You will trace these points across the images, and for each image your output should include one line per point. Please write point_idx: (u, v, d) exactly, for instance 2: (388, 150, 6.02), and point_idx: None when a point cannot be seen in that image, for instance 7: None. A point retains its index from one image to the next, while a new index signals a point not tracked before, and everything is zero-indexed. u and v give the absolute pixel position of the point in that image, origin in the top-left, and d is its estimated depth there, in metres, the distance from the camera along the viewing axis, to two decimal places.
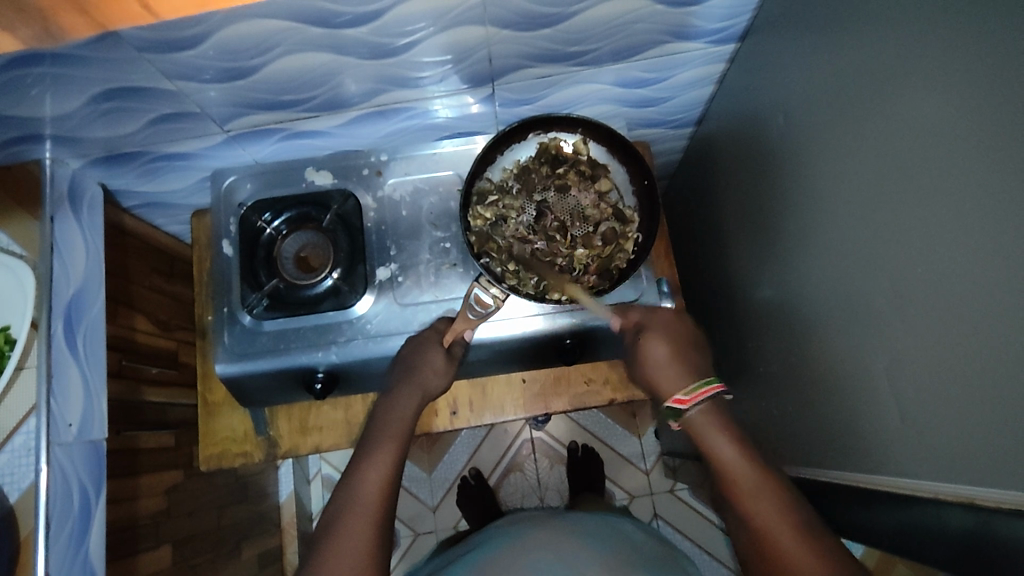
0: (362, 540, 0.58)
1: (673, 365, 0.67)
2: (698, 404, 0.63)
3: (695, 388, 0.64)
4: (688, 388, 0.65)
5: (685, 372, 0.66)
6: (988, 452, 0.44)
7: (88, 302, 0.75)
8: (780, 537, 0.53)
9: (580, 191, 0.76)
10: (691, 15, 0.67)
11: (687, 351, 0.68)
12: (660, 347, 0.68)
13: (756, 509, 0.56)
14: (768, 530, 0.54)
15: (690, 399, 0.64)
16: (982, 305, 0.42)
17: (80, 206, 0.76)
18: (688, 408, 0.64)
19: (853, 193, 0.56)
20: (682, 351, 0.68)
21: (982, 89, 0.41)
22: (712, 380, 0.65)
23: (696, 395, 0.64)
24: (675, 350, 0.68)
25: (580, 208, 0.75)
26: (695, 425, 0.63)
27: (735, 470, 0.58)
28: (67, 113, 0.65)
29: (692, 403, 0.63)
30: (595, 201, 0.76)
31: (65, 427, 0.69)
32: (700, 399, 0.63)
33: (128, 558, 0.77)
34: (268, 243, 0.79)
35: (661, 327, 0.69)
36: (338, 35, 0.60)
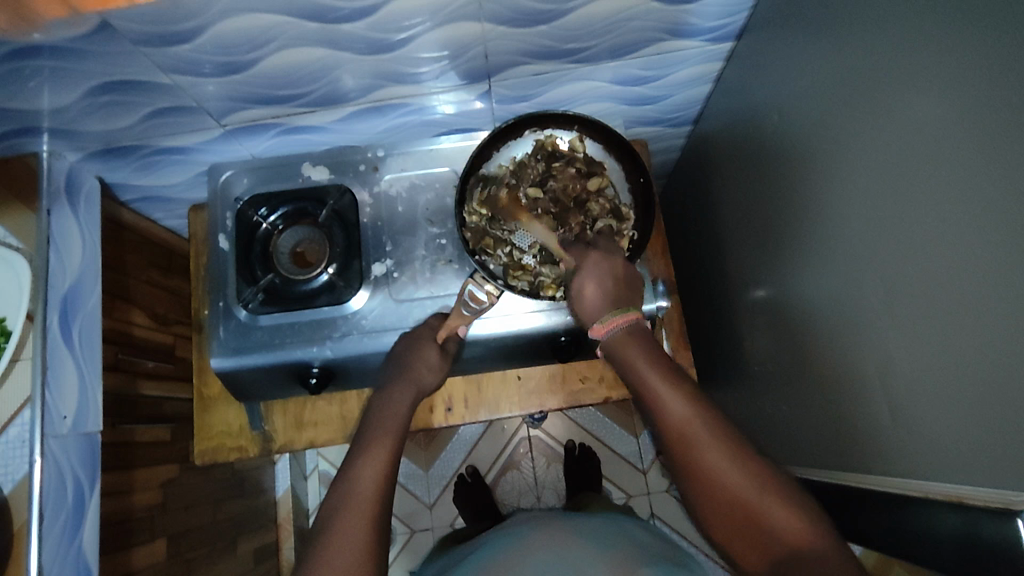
0: (359, 537, 0.56)
1: (602, 298, 0.64)
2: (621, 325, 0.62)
3: (607, 317, 0.62)
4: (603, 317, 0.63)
5: (603, 301, 0.64)
6: (980, 452, 0.44)
7: (84, 295, 0.76)
8: (748, 492, 0.50)
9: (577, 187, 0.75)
10: (688, 12, 0.67)
11: (611, 286, 0.65)
12: (591, 284, 0.65)
13: (714, 463, 0.51)
14: (699, 456, 0.52)
15: (605, 328, 0.62)
16: (973, 305, 0.42)
17: (77, 199, 0.77)
18: (604, 336, 0.62)
19: (847, 191, 0.56)
20: (615, 286, 0.65)
21: (977, 87, 0.41)
22: (627, 308, 0.63)
23: (608, 323, 0.62)
24: (605, 287, 0.64)
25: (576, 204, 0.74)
26: (614, 349, 0.61)
27: (686, 425, 0.53)
28: (64, 105, 0.65)
29: (609, 330, 0.62)
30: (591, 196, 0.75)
31: (59, 419, 0.69)
32: (620, 323, 0.62)
33: (123, 552, 0.77)
34: (263, 238, 0.79)
35: (591, 265, 0.66)
36: (334, 30, 0.60)
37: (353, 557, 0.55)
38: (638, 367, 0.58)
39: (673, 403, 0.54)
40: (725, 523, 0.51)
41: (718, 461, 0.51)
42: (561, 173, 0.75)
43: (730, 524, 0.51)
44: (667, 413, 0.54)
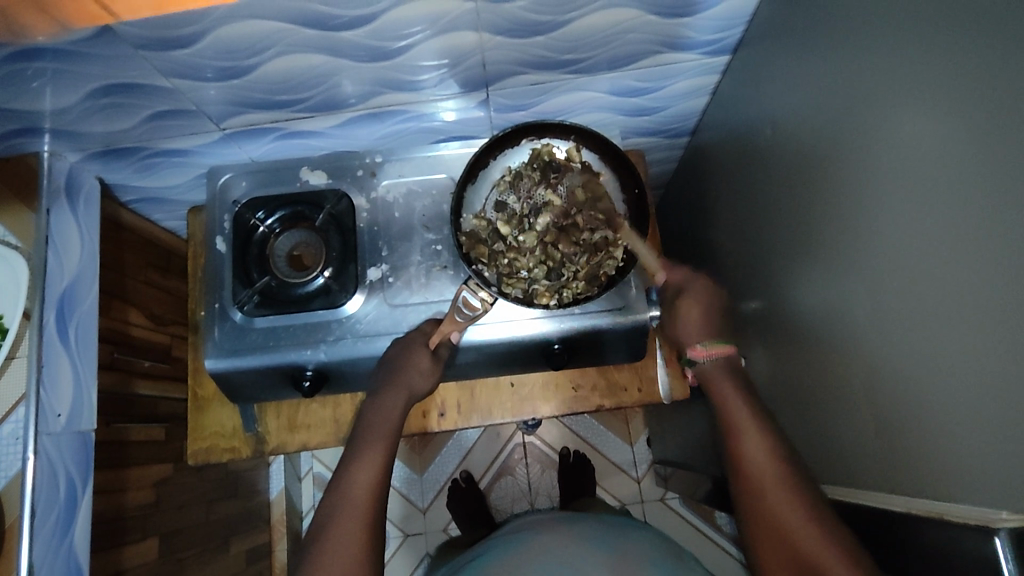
0: (354, 542, 0.59)
1: (701, 326, 0.68)
2: (711, 358, 0.66)
3: (709, 343, 0.67)
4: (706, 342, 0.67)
5: (707, 328, 0.68)
6: (964, 469, 0.44)
7: (82, 294, 0.76)
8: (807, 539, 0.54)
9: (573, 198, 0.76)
10: (684, 26, 0.67)
11: (715, 314, 0.68)
12: (694, 311, 0.68)
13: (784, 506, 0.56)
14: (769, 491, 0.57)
15: (707, 352, 0.66)
16: (962, 322, 0.43)
17: (77, 199, 0.77)
18: (703, 359, 0.66)
19: (839, 207, 0.57)
20: (713, 315, 0.68)
21: (963, 109, 0.42)
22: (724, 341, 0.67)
23: (711, 350, 0.66)
24: (708, 316, 0.68)
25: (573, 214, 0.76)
26: (707, 377, 0.66)
27: (763, 469, 0.58)
28: (66, 107, 0.66)
29: (706, 356, 0.66)
30: (583, 207, 0.76)
31: (53, 418, 0.70)
32: (716, 354, 0.66)
33: (114, 550, 0.78)
34: (260, 242, 0.80)
35: (693, 288, 0.69)
36: (334, 37, 0.61)
37: (350, 560, 0.58)
38: (721, 398, 0.64)
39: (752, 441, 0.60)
40: (775, 554, 0.55)
41: (798, 516, 0.55)
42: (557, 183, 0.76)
43: (792, 569, 0.54)
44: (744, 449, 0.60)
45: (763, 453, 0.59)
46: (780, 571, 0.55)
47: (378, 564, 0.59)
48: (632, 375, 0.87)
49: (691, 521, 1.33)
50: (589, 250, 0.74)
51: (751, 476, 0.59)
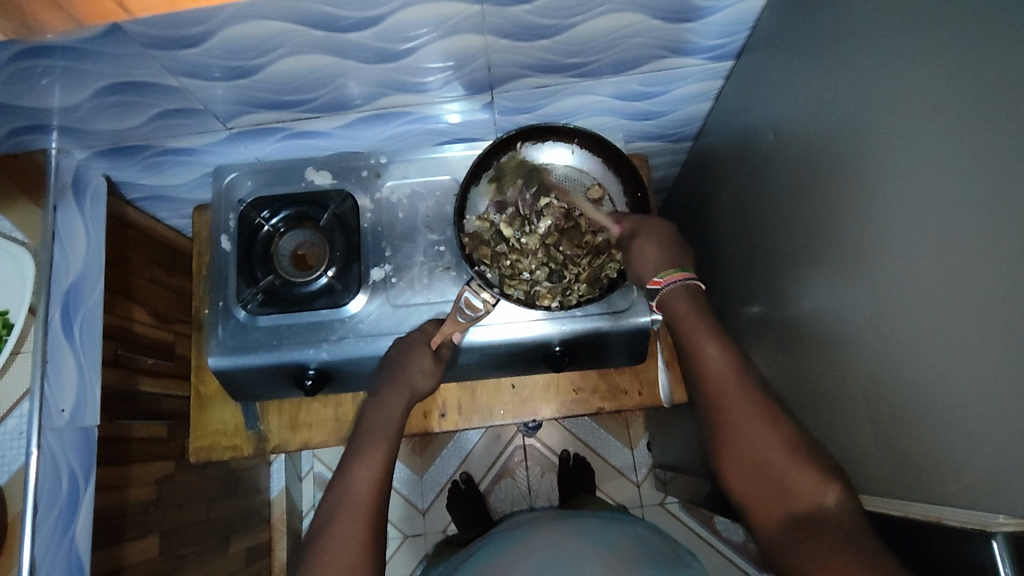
0: (356, 539, 0.59)
1: (660, 258, 0.69)
2: (669, 286, 0.67)
3: (666, 272, 0.68)
4: (662, 270, 0.68)
5: (664, 257, 0.69)
6: (961, 477, 0.44)
7: (86, 290, 0.76)
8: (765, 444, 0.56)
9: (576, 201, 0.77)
10: (688, 31, 0.68)
11: (673, 246, 0.69)
12: (649, 248, 0.69)
13: (743, 415, 0.58)
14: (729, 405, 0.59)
15: (664, 280, 0.67)
16: (960, 326, 0.43)
17: (83, 196, 0.78)
18: (662, 288, 0.67)
19: (839, 211, 0.57)
20: (670, 248, 0.69)
21: (962, 116, 0.42)
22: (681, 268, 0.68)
23: (668, 279, 0.67)
24: (663, 249, 0.69)
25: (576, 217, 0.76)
26: (667, 302, 0.67)
27: (725, 384, 0.60)
28: (74, 104, 0.67)
29: (664, 284, 0.67)
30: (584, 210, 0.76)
31: (57, 413, 0.70)
32: (673, 281, 0.67)
33: (114, 546, 0.78)
34: (265, 240, 0.80)
35: (649, 229, 0.70)
36: (340, 39, 0.61)
37: (352, 556, 0.58)
38: (681, 317, 0.65)
39: (712, 358, 0.62)
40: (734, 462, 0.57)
41: (753, 420, 0.57)
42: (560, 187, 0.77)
43: (752, 474, 0.56)
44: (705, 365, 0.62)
45: (719, 365, 0.61)
46: (740, 475, 0.57)
47: (380, 561, 0.60)
48: (632, 378, 0.88)
49: (690, 526, 1.33)
50: (588, 250, 0.75)
51: (709, 387, 0.61)
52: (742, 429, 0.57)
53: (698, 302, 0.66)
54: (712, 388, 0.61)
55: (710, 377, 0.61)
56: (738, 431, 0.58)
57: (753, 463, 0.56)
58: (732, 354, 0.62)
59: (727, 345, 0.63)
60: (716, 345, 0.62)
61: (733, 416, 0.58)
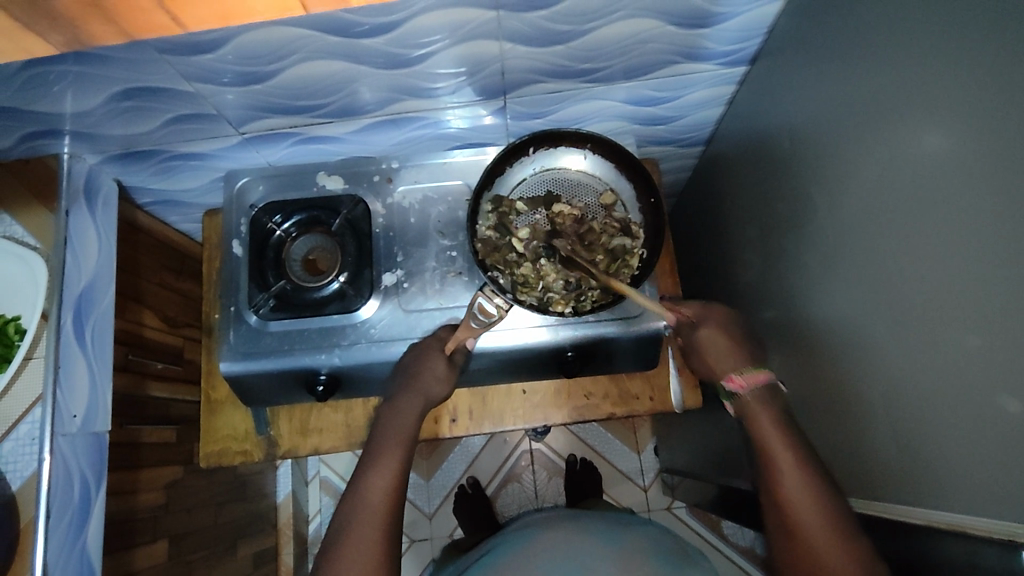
0: (370, 549, 0.59)
1: (730, 354, 0.67)
2: (750, 389, 0.64)
3: (746, 370, 0.65)
4: (740, 370, 0.65)
5: (737, 355, 0.67)
6: (984, 486, 0.43)
7: (98, 295, 0.77)
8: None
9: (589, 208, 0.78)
10: (702, 37, 0.68)
11: (739, 338, 0.68)
12: (720, 340, 0.68)
13: (826, 546, 0.55)
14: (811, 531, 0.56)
15: (743, 382, 0.64)
16: (981, 333, 0.43)
17: (95, 201, 0.78)
18: (740, 390, 0.64)
19: (855, 218, 0.57)
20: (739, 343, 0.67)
21: (983, 123, 0.42)
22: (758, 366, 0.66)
23: (748, 380, 0.64)
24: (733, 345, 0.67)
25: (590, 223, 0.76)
26: (745, 407, 0.64)
27: (806, 512, 0.57)
28: (87, 109, 0.66)
29: (743, 387, 0.64)
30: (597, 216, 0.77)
31: (69, 418, 0.70)
32: (752, 382, 0.64)
33: (124, 552, 0.78)
34: (276, 245, 0.80)
35: (715, 318, 0.69)
36: (354, 44, 0.61)
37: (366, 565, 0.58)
38: (760, 427, 0.62)
39: (790, 477, 0.58)
40: None
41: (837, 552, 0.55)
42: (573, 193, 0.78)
43: None
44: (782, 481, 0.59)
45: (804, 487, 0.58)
46: None
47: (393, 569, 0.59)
48: (644, 384, 0.87)
49: (696, 530, 1.33)
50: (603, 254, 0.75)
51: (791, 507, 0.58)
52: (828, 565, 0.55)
53: (780, 410, 0.63)
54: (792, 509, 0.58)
55: (796, 505, 0.57)
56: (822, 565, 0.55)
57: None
58: (817, 474, 0.58)
59: (809, 460, 0.59)
60: (800, 463, 0.59)
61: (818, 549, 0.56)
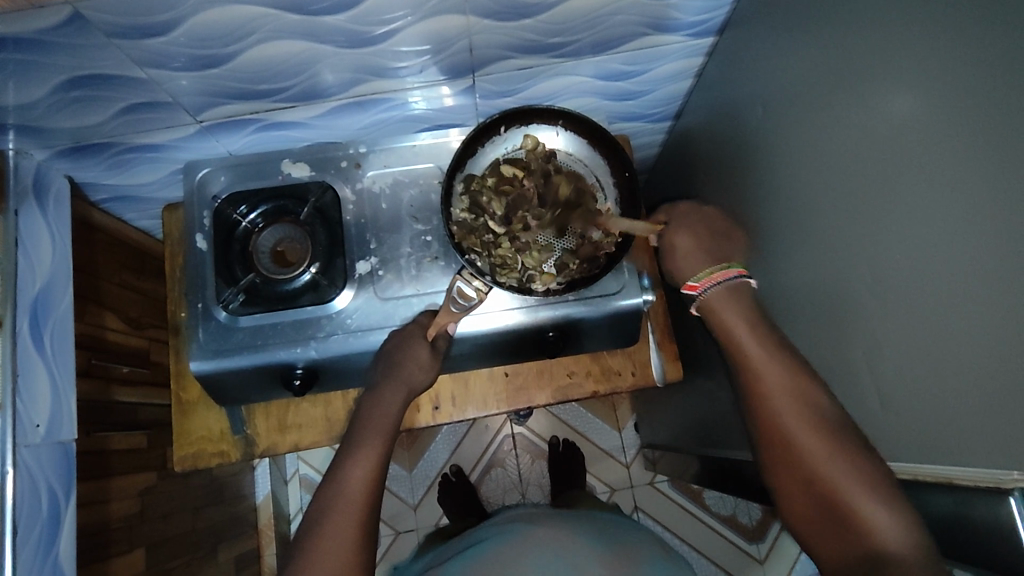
0: (346, 540, 0.58)
1: (693, 254, 0.67)
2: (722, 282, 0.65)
3: (702, 273, 0.66)
4: (699, 273, 0.66)
5: (701, 256, 0.67)
6: (968, 437, 0.44)
7: (55, 298, 0.73)
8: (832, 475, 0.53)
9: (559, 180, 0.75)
10: (671, 7, 0.67)
11: (707, 238, 0.68)
12: (682, 238, 0.67)
13: (809, 446, 0.54)
14: (797, 437, 0.55)
15: (699, 284, 0.65)
16: (961, 287, 0.43)
17: (46, 199, 0.74)
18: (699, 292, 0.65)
19: (829, 183, 0.57)
20: (704, 237, 0.67)
21: (954, 79, 0.42)
22: (727, 265, 0.66)
23: (705, 280, 0.65)
24: (696, 239, 0.67)
25: (563, 196, 0.74)
26: (712, 307, 0.64)
27: (791, 419, 0.56)
28: (31, 102, 0.62)
29: (702, 288, 0.65)
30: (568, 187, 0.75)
31: (32, 428, 0.66)
32: (711, 283, 0.65)
33: (99, 563, 0.75)
34: (243, 237, 0.77)
35: (679, 217, 0.69)
36: (316, 22, 0.59)
37: (342, 558, 0.57)
38: (734, 334, 0.62)
39: (772, 388, 0.58)
40: (802, 500, 0.55)
41: (821, 453, 0.54)
42: (541, 168, 0.76)
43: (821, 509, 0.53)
44: (766, 395, 0.58)
45: (765, 369, 0.59)
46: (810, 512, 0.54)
47: (369, 561, 0.58)
48: (625, 359, 0.87)
49: (679, 503, 1.35)
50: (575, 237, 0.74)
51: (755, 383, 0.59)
52: (797, 440, 0.55)
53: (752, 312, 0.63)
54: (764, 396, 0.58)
55: (780, 419, 0.57)
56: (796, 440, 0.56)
57: (793, 462, 0.55)
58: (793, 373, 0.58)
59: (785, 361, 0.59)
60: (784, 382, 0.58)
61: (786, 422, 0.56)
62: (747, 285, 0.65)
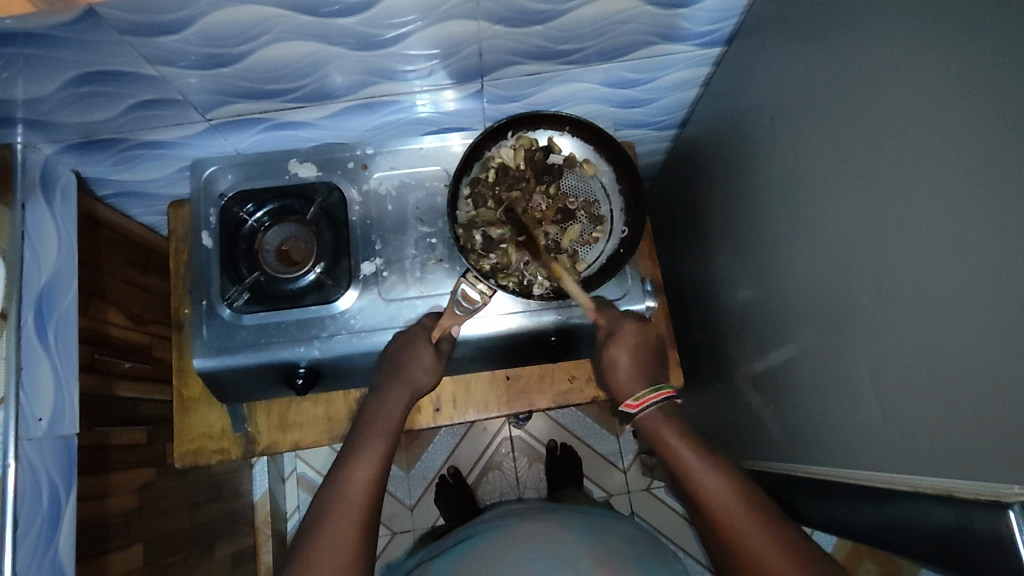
0: (348, 538, 0.58)
1: (633, 376, 0.72)
2: (649, 408, 0.68)
3: (644, 392, 0.69)
4: (637, 393, 0.70)
5: (638, 380, 0.71)
6: (970, 448, 0.44)
7: (60, 293, 0.73)
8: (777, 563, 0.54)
9: (542, 188, 0.76)
10: (680, 17, 0.68)
11: (643, 356, 0.72)
12: (624, 358, 0.72)
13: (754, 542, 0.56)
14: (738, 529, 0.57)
15: (639, 404, 0.69)
16: (965, 302, 0.43)
17: (52, 193, 0.74)
18: (638, 411, 0.69)
19: (834, 196, 0.58)
20: (642, 362, 0.72)
21: (959, 98, 0.43)
22: (659, 386, 0.70)
23: (645, 399, 0.69)
24: (636, 363, 0.72)
25: (547, 204, 0.76)
26: (646, 425, 0.68)
27: (727, 508, 0.58)
28: (40, 96, 0.62)
29: (642, 408, 0.69)
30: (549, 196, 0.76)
31: (34, 422, 0.66)
32: (654, 400, 0.69)
33: (96, 558, 0.74)
34: (248, 236, 0.77)
35: (622, 336, 0.72)
36: (327, 25, 0.59)
37: (341, 558, 0.56)
38: (663, 437, 0.66)
39: (700, 474, 0.62)
40: None
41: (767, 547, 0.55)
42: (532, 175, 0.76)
43: None
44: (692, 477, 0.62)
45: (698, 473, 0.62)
46: None
47: (370, 558, 0.59)
48: None
49: (677, 511, 1.35)
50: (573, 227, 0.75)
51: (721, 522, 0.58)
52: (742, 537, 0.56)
53: (681, 423, 0.67)
54: (718, 514, 0.59)
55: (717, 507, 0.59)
56: (746, 548, 0.56)
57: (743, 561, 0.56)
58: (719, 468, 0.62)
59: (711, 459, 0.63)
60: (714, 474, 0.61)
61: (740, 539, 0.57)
62: (675, 404, 0.70)
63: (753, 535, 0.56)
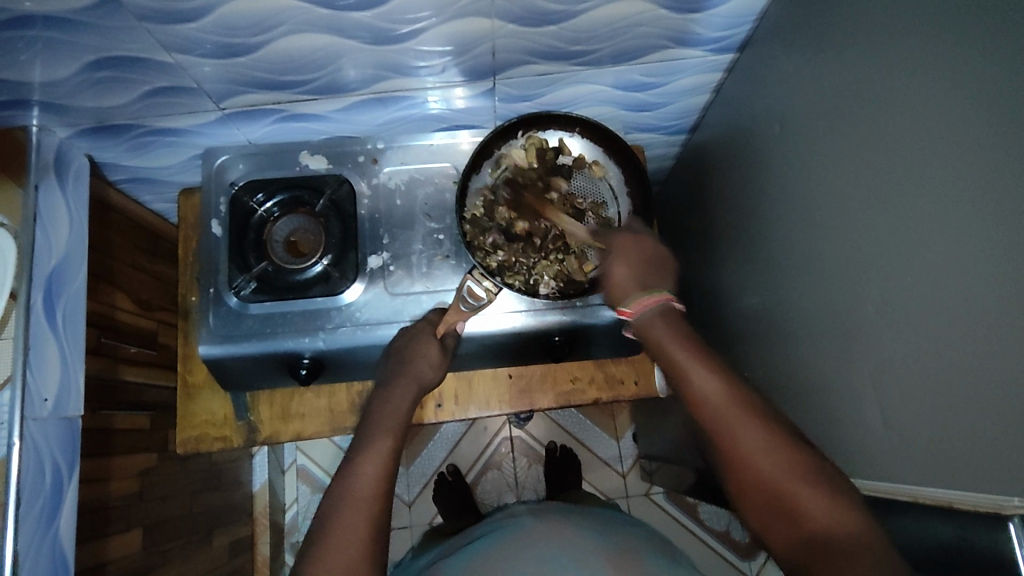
0: (358, 535, 0.56)
1: (631, 281, 0.64)
2: (646, 313, 0.61)
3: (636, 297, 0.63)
4: (632, 297, 0.63)
5: (634, 284, 0.64)
6: (973, 460, 0.44)
7: (68, 275, 0.73)
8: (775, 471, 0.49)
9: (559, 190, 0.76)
10: (693, 22, 0.68)
11: (648, 266, 0.65)
12: (622, 269, 0.65)
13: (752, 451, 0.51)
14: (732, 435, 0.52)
15: (632, 309, 0.62)
16: (971, 313, 0.43)
17: (66, 176, 0.74)
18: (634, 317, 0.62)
19: (842, 205, 0.57)
20: (647, 271, 0.65)
21: (969, 110, 0.43)
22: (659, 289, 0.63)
23: (639, 303, 0.62)
24: (637, 271, 0.65)
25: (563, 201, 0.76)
26: (645, 330, 0.61)
27: (726, 406, 0.53)
28: (57, 80, 0.63)
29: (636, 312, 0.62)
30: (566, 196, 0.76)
31: (40, 402, 0.67)
32: (648, 304, 0.62)
33: (95, 540, 0.75)
34: (257, 225, 0.78)
35: (619, 248, 0.67)
36: (342, 18, 0.59)
37: (350, 554, 0.55)
38: (659, 338, 0.59)
39: (694, 373, 0.56)
40: (755, 501, 0.50)
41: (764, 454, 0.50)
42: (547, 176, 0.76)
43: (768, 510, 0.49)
44: (687, 378, 0.56)
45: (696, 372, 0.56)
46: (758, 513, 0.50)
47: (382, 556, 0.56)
48: (629, 368, 0.88)
49: (676, 517, 1.35)
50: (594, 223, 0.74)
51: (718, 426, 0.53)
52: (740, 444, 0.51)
53: (679, 326, 0.60)
54: (715, 413, 0.53)
55: (706, 407, 0.54)
56: (737, 449, 0.51)
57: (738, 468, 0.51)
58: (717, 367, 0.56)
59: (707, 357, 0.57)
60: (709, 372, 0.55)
61: (736, 445, 0.51)
62: (677, 310, 0.62)
63: (752, 442, 0.51)
